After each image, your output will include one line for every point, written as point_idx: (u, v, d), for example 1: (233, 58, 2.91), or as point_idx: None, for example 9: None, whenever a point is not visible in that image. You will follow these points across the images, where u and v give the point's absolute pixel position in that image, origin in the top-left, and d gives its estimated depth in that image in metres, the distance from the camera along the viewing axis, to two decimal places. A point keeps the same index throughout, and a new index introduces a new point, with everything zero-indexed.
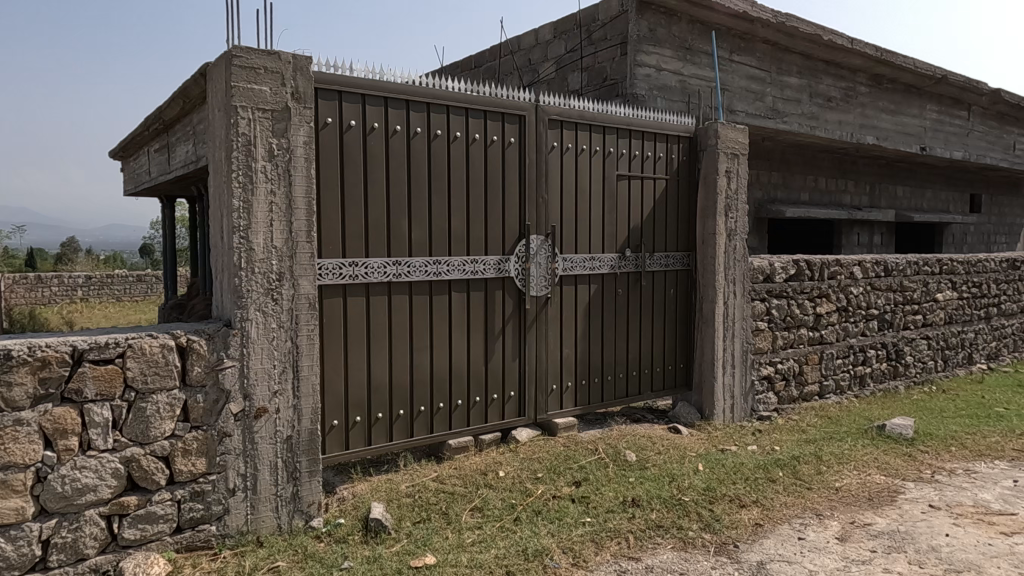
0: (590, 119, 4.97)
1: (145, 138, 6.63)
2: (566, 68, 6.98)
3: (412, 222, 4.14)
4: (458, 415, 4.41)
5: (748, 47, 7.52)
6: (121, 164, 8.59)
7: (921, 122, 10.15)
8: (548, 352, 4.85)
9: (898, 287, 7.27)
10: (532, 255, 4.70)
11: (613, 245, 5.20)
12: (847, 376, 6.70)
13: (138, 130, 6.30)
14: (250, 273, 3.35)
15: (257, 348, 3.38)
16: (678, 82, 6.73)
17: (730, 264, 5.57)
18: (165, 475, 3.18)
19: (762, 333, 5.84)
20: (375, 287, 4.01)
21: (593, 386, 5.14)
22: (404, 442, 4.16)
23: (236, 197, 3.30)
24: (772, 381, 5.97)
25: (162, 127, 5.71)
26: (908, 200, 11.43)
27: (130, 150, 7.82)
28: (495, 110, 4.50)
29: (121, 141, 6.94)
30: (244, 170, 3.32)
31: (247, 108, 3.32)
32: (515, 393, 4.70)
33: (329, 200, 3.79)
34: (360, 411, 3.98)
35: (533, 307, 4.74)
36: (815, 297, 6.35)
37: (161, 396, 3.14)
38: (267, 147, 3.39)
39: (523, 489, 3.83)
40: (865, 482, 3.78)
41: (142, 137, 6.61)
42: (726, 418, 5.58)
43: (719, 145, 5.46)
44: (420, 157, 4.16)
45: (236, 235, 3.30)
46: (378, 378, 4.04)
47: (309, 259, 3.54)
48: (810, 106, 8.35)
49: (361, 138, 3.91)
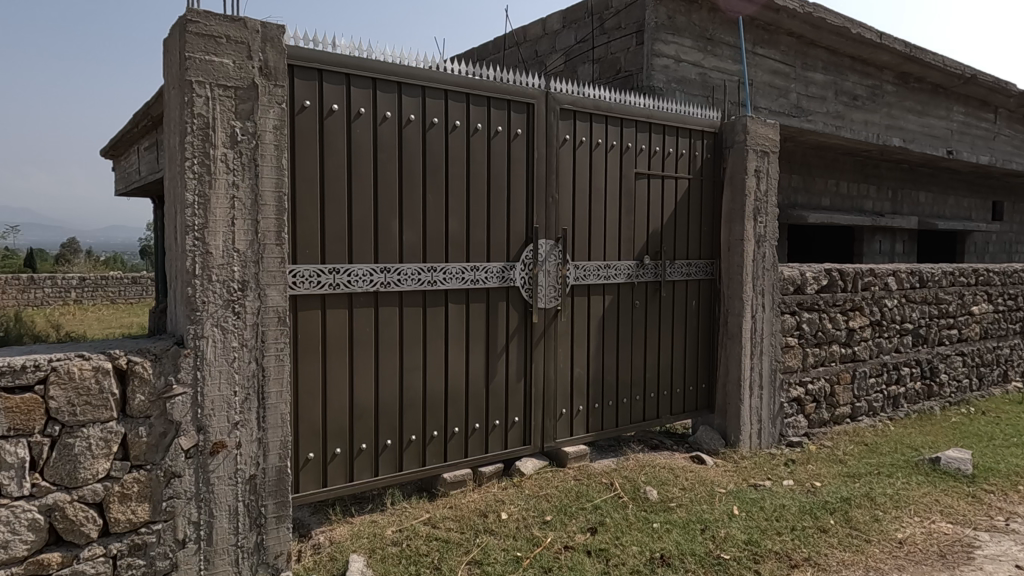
0: (606, 111, 4.43)
1: (135, 136, 6.13)
2: (575, 60, 6.44)
3: (404, 222, 3.60)
4: (455, 445, 3.86)
5: (772, 39, 6.97)
6: (113, 164, 8.10)
7: (947, 124, 9.61)
8: (557, 371, 4.29)
9: (933, 299, 6.71)
10: (540, 261, 4.15)
11: (630, 252, 4.65)
12: (880, 397, 6.15)
13: (128, 127, 5.80)
14: (206, 281, 2.79)
15: (213, 371, 2.82)
16: (697, 75, 6.19)
17: (758, 273, 5.00)
18: (97, 526, 2.62)
19: (791, 350, 5.30)
20: (359, 298, 3.47)
21: (607, 409, 4.58)
22: (391, 476, 3.62)
23: (190, 190, 2.75)
24: (802, 403, 5.42)
25: (150, 124, 5.20)
26: (931, 206, 10.87)
27: (120, 148, 7.29)
28: (500, 96, 3.95)
29: (110, 137, 6.43)
30: (200, 158, 2.77)
31: (204, 84, 2.76)
32: (519, 418, 4.13)
33: (306, 196, 3.25)
34: (341, 442, 3.45)
35: (541, 321, 4.19)
36: (848, 310, 5.80)
37: (93, 430, 2.59)
38: (228, 131, 2.83)
39: (529, 537, 3.27)
40: (931, 533, 3.22)
41: (131, 134, 6.10)
42: (753, 445, 5.02)
43: (749, 141, 4.92)
44: (413, 149, 3.62)
45: (190, 236, 2.76)
46: (362, 401, 3.51)
47: (279, 266, 2.98)
48: (835, 104, 7.82)
49: (345, 125, 3.38)
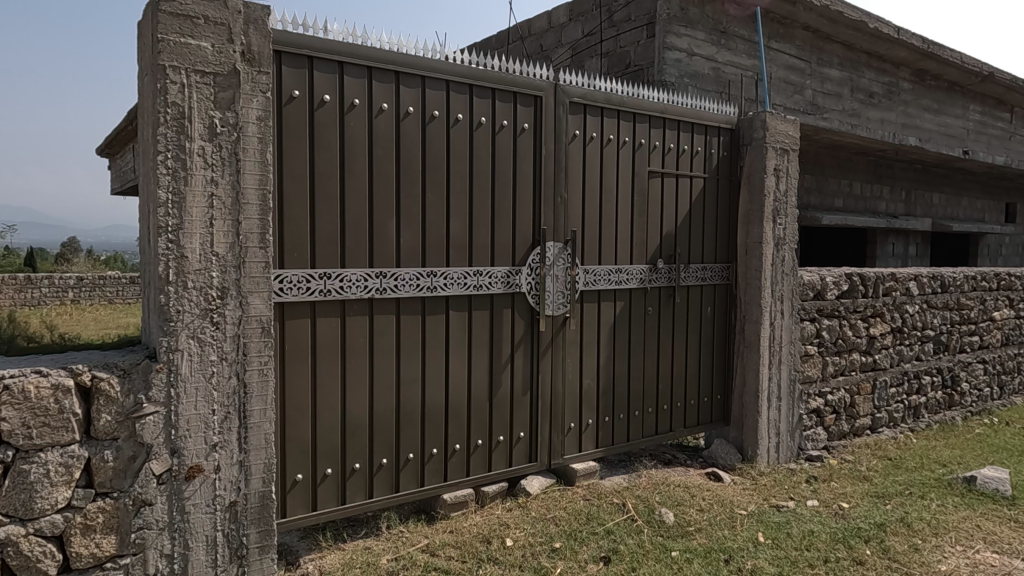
0: (618, 104, 4.15)
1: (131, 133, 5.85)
2: (582, 54, 6.16)
3: (402, 222, 3.33)
4: (455, 463, 3.59)
5: (787, 33, 6.70)
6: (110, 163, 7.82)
7: (964, 123, 9.33)
8: (566, 382, 4.01)
9: (955, 304, 6.42)
10: (548, 264, 3.87)
11: (643, 255, 4.37)
12: (901, 408, 5.87)
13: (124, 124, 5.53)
14: (181, 288, 2.52)
15: (189, 388, 2.54)
16: (710, 70, 5.92)
17: (777, 279, 4.72)
18: (57, 561, 2.36)
19: (811, 359, 5.03)
20: (353, 306, 3.20)
21: (618, 422, 4.30)
22: (387, 498, 3.34)
23: (163, 187, 2.48)
24: (821, 414, 5.15)
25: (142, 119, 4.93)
26: (944, 208, 10.58)
27: (117, 146, 7.00)
28: (506, 88, 3.68)
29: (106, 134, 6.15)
30: (175, 151, 2.49)
31: (179, 69, 2.48)
32: (524, 433, 3.86)
33: (294, 195, 2.99)
34: (333, 462, 3.18)
35: (549, 329, 3.91)
36: (869, 316, 5.53)
37: (52, 455, 2.32)
38: (206, 121, 2.55)
39: (537, 568, 3.00)
40: (977, 565, 2.98)
41: (126, 131, 5.83)
42: (771, 460, 4.74)
43: (768, 138, 4.65)
44: (412, 144, 3.35)
45: (163, 238, 2.48)
46: (355, 417, 3.24)
47: (263, 271, 2.70)
48: (851, 101, 7.54)
49: (338, 117, 3.11)
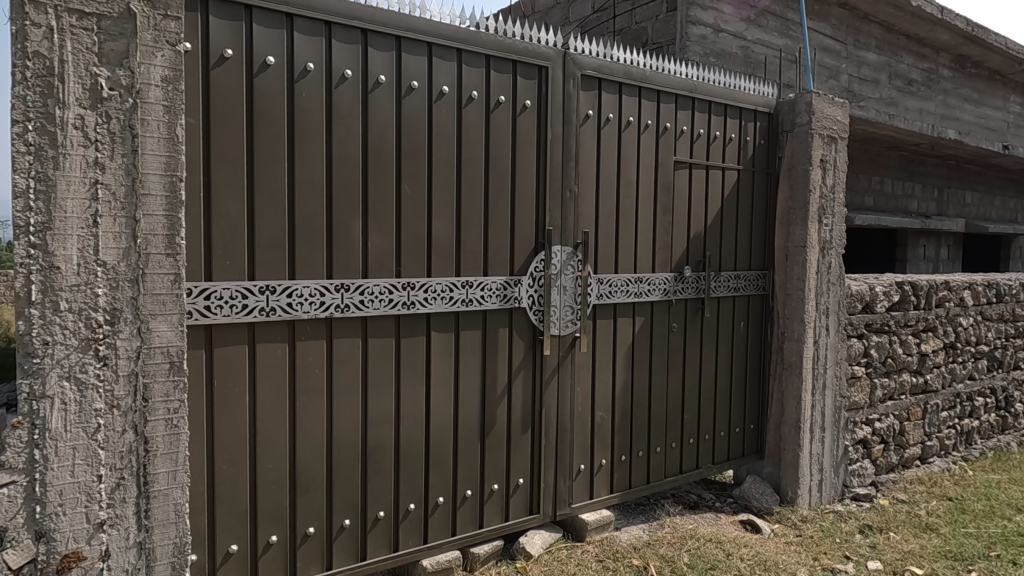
0: (639, 80, 3.45)
1: None
2: (593, 31, 5.44)
3: (370, 220, 2.63)
4: (438, 521, 2.90)
5: (822, 11, 5.98)
6: None
7: (1004, 116, 8.59)
8: (575, 416, 3.31)
9: (1011, 316, 5.70)
10: (554, 273, 3.18)
11: (667, 261, 3.67)
12: (952, 434, 5.16)
13: None
14: (50, 312, 1.82)
15: (62, 450, 1.85)
16: (739, 48, 5.20)
17: (823, 289, 4.02)
18: None
19: (858, 382, 4.33)
20: (306, 328, 2.51)
21: (636, 461, 3.61)
22: (350, 569, 2.65)
23: (19, 171, 1.77)
24: (868, 445, 4.45)
25: None
26: (978, 207, 9.83)
27: None
28: (504, 56, 2.98)
29: None
30: (40, 121, 1.79)
31: (44, 6, 1.77)
32: (524, 480, 3.16)
33: (225, 187, 2.30)
34: (280, 527, 2.50)
35: (555, 353, 3.21)
36: (920, 331, 4.81)
37: None
38: (88, 81, 1.85)
39: None
40: None
41: None
42: (812, 501, 4.04)
43: (814, 124, 3.96)
44: (384, 124, 2.65)
45: (20, 240, 1.78)
46: (309, 468, 2.55)
47: (171, 286, 2.01)
48: (888, 89, 6.82)
49: (286, 86, 2.42)
